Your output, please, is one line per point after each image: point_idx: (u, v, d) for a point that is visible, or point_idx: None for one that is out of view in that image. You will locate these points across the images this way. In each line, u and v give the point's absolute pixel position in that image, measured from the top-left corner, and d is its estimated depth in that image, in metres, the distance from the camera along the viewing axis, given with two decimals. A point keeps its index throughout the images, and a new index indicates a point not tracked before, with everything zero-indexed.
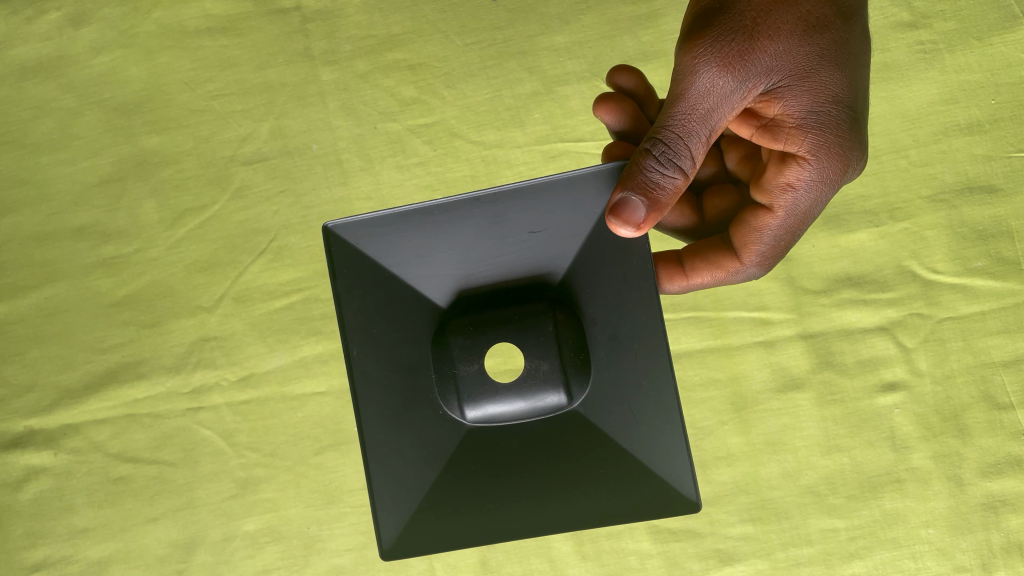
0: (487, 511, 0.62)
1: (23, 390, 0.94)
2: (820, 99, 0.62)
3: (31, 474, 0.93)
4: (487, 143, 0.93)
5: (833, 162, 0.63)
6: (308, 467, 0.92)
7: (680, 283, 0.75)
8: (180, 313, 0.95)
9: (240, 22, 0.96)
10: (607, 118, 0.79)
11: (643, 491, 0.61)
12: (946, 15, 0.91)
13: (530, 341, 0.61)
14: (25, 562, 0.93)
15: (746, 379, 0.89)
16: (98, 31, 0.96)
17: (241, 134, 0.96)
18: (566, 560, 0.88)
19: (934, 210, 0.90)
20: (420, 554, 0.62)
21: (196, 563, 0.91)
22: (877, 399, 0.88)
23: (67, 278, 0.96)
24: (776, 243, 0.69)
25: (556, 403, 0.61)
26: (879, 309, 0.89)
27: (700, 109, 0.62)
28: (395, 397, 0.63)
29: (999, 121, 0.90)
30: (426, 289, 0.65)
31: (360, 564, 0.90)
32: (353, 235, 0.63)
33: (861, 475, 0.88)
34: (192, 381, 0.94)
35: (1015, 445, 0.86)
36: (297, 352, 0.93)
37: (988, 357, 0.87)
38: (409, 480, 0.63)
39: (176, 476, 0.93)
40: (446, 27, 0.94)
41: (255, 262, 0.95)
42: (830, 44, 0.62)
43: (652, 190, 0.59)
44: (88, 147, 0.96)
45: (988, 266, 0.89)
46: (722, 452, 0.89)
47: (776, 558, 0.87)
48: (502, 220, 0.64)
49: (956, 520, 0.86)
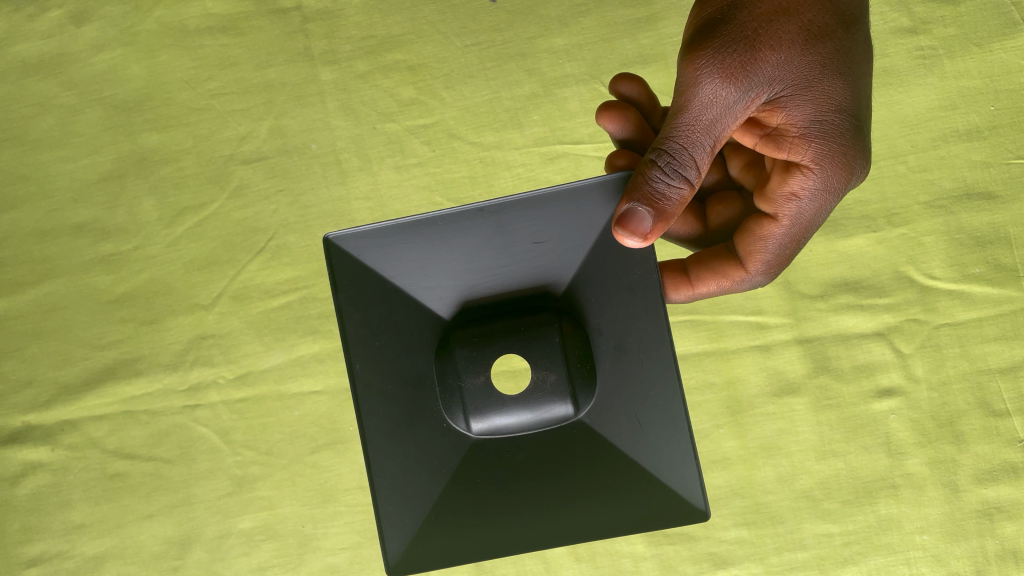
0: (493, 525, 0.62)
1: (21, 387, 0.94)
2: (823, 108, 0.63)
3: (29, 468, 0.93)
4: (486, 144, 0.93)
5: (838, 171, 0.63)
6: (304, 466, 0.92)
7: (685, 293, 0.75)
8: (179, 310, 0.96)
9: (241, 21, 0.96)
10: (609, 126, 0.79)
11: (654, 502, 0.61)
12: (946, 21, 0.91)
13: (536, 352, 0.61)
14: (21, 557, 0.94)
15: (742, 383, 0.89)
16: (99, 29, 0.96)
17: (241, 133, 0.96)
18: (561, 562, 0.88)
19: (932, 215, 0.90)
20: (428, 568, 0.62)
21: (191, 560, 0.92)
22: (873, 405, 0.88)
23: (66, 275, 0.96)
24: (781, 251, 0.69)
25: (563, 413, 0.61)
26: (876, 314, 0.89)
27: (704, 120, 0.62)
28: (397, 410, 0.63)
29: (998, 128, 0.90)
30: (427, 299, 0.65)
31: (355, 563, 0.90)
32: (355, 248, 0.64)
33: (855, 480, 0.88)
34: (189, 379, 0.94)
35: (1011, 452, 0.86)
36: (295, 351, 0.93)
37: (985, 363, 0.87)
38: (413, 493, 0.63)
39: (173, 473, 0.94)
40: (447, 28, 0.94)
41: (253, 260, 0.95)
42: (832, 52, 0.62)
43: (658, 200, 0.60)
44: (89, 145, 0.96)
45: (986, 272, 0.88)
46: (718, 455, 0.89)
47: (771, 562, 0.87)
48: (505, 231, 0.64)
49: (951, 526, 0.86)
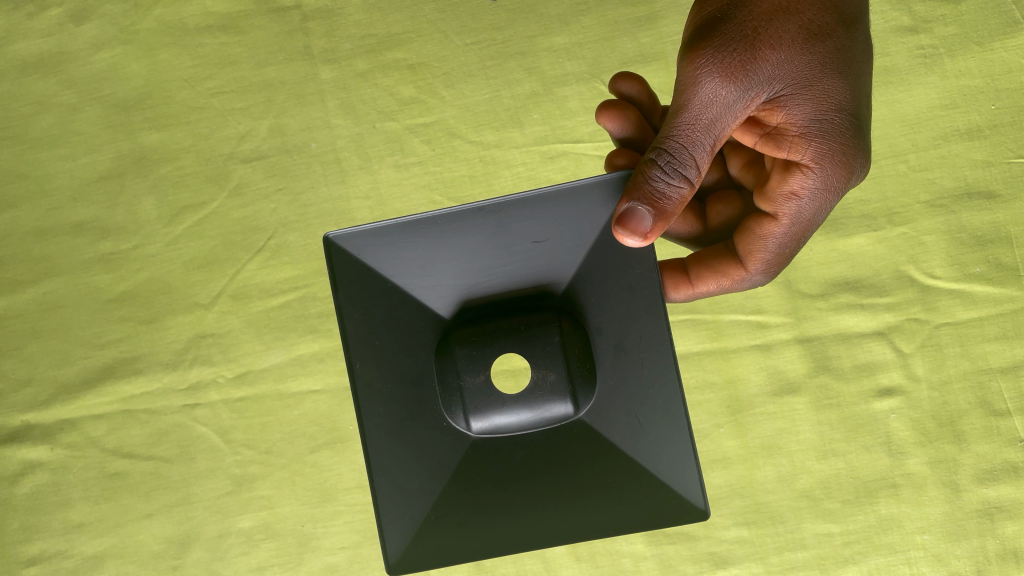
0: (493, 524, 0.62)
1: (21, 386, 0.94)
2: (823, 108, 0.62)
3: (28, 468, 0.93)
4: (486, 143, 0.93)
5: (838, 170, 0.63)
6: (303, 465, 0.92)
7: (685, 292, 0.75)
8: (178, 309, 0.95)
9: (240, 20, 0.96)
10: (609, 125, 0.79)
11: (654, 501, 0.61)
12: (947, 20, 0.91)
13: (536, 351, 0.61)
14: (20, 556, 0.94)
15: (743, 382, 0.89)
16: (99, 27, 0.96)
17: (240, 132, 0.96)
18: (560, 561, 0.88)
19: (933, 214, 0.90)
20: (428, 567, 0.62)
21: (191, 559, 0.92)
22: (874, 404, 0.88)
23: (66, 273, 0.96)
24: (781, 251, 0.69)
25: (563, 413, 0.61)
26: (877, 313, 0.88)
27: (704, 119, 0.62)
28: (398, 410, 0.63)
29: (998, 127, 0.89)
30: (427, 299, 0.65)
31: (354, 563, 0.90)
32: (355, 247, 0.63)
33: (856, 479, 0.87)
34: (189, 378, 0.94)
35: (1012, 452, 0.86)
36: (294, 350, 0.93)
37: (985, 363, 0.87)
38: (414, 493, 0.63)
39: (172, 472, 0.93)
40: (446, 26, 0.94)
41: (253, 259, 0.95)
42: (832, 51, 0.62)
43: (658, 200, 0.60)
44: (88, 143, 0.96)
45: (987, 271, 0.88)
46: (718, 455, 0.89)
47: (771, 562, 0.87)
48: (504, 230, 0.64)
49: (952, 526, 0.86)
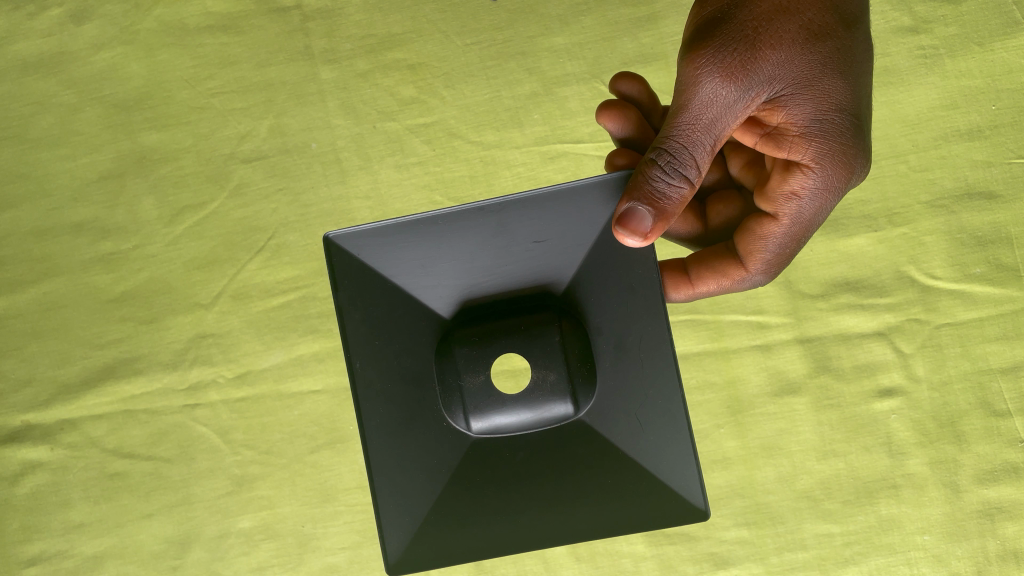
0: (493, 524, 0.62)
1: (21, 386, 0.94)
2: (824, 107, 0.62)
3: (28, 468, 0.93)
4: (487, 143, 0.93)
5: (838, 170, 0.63)
6: (303, 466, 0.92)
7: (685, 292, 0.75)
8: (179, 309, 0.95)
9: (241, 20, 0.96)
10: (610, 125, 0.79)
11: (654, 501, 0.61)
12: (947, 20, 0.91)
13: (536, 351, 0.61)
14: (20, 557, 0.94)
15: (743, 382, 0.89)
16: (99, 28, 0.96)
17: (240, 132, 0.96)
18: (560, 562, 0.88)
19: (933, 215, 0.90)
20: (427, 568, 0.62)
21: (191, 559, 0.92)
22: (874, 404, 0.88)
23: (66, 273, 0.96)
24: (781, 251, 0.69)
25: (563, 413, 0.61)
26: (877, 313, 0.88)
27: (704, 119, 0.62)
28: (398, 410, 0.63)
29: (999, 127, 0.89)
30: (427, 299, 0.65)
31: (354, 563, 0.90)
32: (355, 247, 0.63)
33: (856, 480, 0.87)
34: (189, 378, 0.94)
35: (1012, 453, 0.86)
36: (294, 350, 0.93)
37: (986, 363, 0.87)
38: (414, 493, 0.63)
39: (172, 472, 0.93)
40: (447, 26, 0.94)
41: (253, 259, 0.95)
42: (832, 51, 0.62)
43: (658, 200, 0.60)
44: (88, 143, 0.96)
45: (987, 271, 0.88)
46: (718, 455, 0.89)
47: (771, 563, 0.87)
48: (505, 230, 0.64)
49: (952, 526, 0.86)
